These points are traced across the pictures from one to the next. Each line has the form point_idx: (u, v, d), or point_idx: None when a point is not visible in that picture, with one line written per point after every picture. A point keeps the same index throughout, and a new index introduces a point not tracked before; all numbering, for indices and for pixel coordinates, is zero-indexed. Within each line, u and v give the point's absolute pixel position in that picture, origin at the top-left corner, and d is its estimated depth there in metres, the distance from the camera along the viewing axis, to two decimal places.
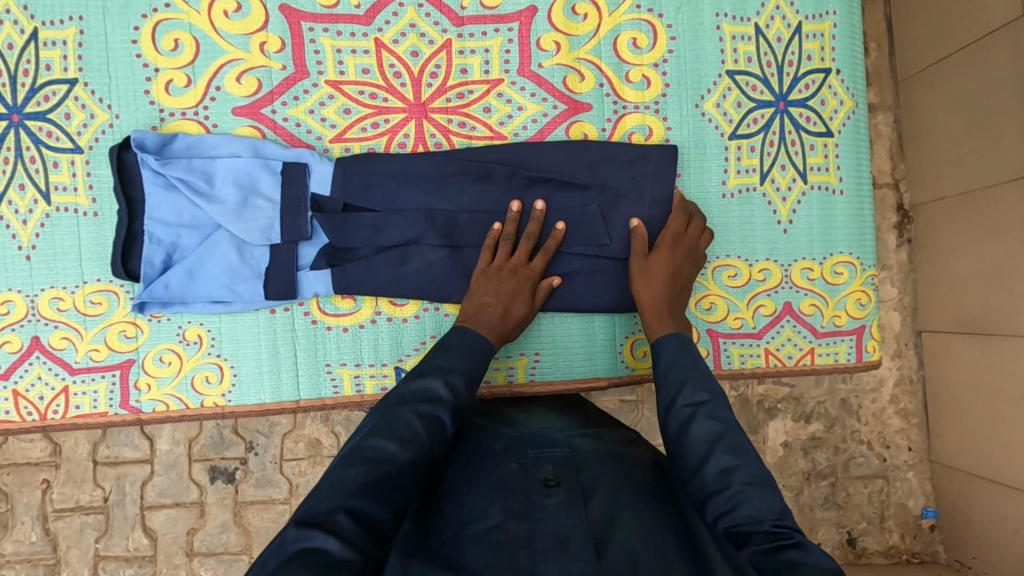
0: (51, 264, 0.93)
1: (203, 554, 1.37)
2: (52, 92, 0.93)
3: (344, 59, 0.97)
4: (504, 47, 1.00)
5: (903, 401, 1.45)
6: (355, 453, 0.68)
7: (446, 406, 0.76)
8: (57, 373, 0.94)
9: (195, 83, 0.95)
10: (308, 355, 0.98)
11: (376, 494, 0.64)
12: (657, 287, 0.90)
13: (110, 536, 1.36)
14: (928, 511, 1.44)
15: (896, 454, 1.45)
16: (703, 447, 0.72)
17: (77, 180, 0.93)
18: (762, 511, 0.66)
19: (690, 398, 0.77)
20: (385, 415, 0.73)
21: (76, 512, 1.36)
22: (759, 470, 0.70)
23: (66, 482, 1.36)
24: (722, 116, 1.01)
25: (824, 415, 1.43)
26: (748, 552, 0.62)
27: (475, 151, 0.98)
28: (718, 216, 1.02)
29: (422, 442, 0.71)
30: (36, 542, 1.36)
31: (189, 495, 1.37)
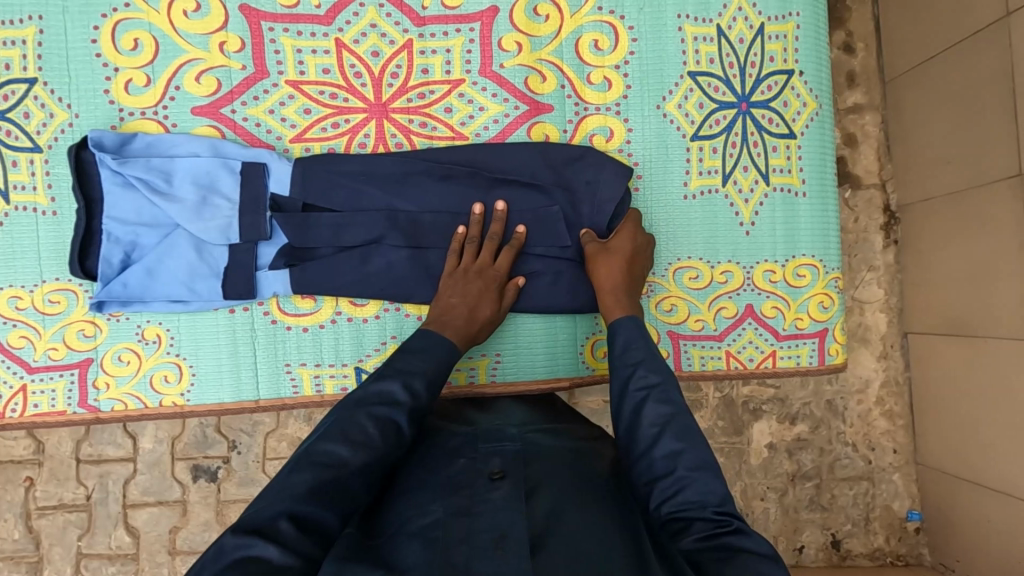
0: (10, 263, 0.93)
1: (186, 552, 1.37)
2: (11, 91, 0.93)
3: (304, 59, 0.97)
4: (466, 47, 0.99)
5: (888, 403, 1.44)
6: (305, 457, 0.67)
7: (406, 410, 0.75)
8: (14, 371, 0.94)
9: (154, 82, 0.95)
10: (268, 355, 0.98)
11: (325, 499, 0.64)
12: (615, 268, 0.90)
13: (92, 534, 1.37)
14: (914, 514, 1.43)
15: (881, 456, 1.44)
16: (652, 432, 0.72)
17: (36, 179, 0.94)
18: (705, 498, 0.67)
19: (643, 380, 0.76)
20: (341, 418, 0.72)
21: (58, 510, 1.36)
22: (706, 455, 0.70)
23: (49, 480, 1.36)
24: (684, 117, 1.01)
25: (809, 417, 1.43)
26: (688, 539, 0.64)
27: (437, 151, 0.98)
28: (680, 217, 1.01)
29: (378, 447, 0.71)
30: (18, 540, 1.36)
31: (172, 493, 1.37)
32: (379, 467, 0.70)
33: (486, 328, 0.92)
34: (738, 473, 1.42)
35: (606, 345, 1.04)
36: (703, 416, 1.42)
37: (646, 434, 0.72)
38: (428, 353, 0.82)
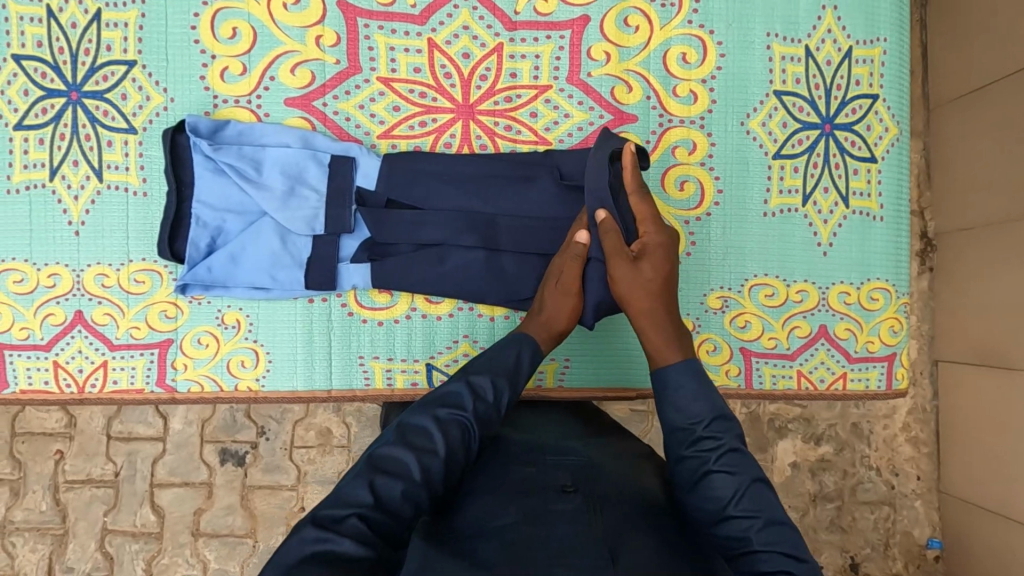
0: (99, 240, 0.94)
1: (208, 534, 1.39)
2: (110, 72, 0.94)
3: (396, 57, 0.98)
4: (555, 54, 1.00)
5: (914, 429, 1.44)
6: (373, 457, 0.68)
7: (473, 417, 0.74)
8: (97, 348, 0.95)
9: (250, 72, 0.96)
10: (343, 346, 0.99)
11: (394, 503, 0.65)
12: (647, 294, 0.83)
13: (118, 511, 1.38)
14: (933, 541, 1.43)
15: (904, 482, 1.44)
16: (719, 502, 0.68)
17: (129, 160, 0.95)
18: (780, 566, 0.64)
19: (705, 444, 0.70)
20: (408, 419, 0.72)
21: (86, 484, 1.38)
22: (779, 527, 0.66)
23: (78, 454, 1.39)
24: (767, 135, 1.02)
25: (834, 438, 1.44)
26: None
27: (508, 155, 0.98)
28: (757, 234, 1.03)
29: (447, 455, 0.70)
30: (45, 511, 1.38)
31: (199, 475, 1.40)
32: (448, 475, 0.70)
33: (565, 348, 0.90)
34: None
35: None
36: None
37: (709, 508, 0.68)
38: (498, 357, 0.81)
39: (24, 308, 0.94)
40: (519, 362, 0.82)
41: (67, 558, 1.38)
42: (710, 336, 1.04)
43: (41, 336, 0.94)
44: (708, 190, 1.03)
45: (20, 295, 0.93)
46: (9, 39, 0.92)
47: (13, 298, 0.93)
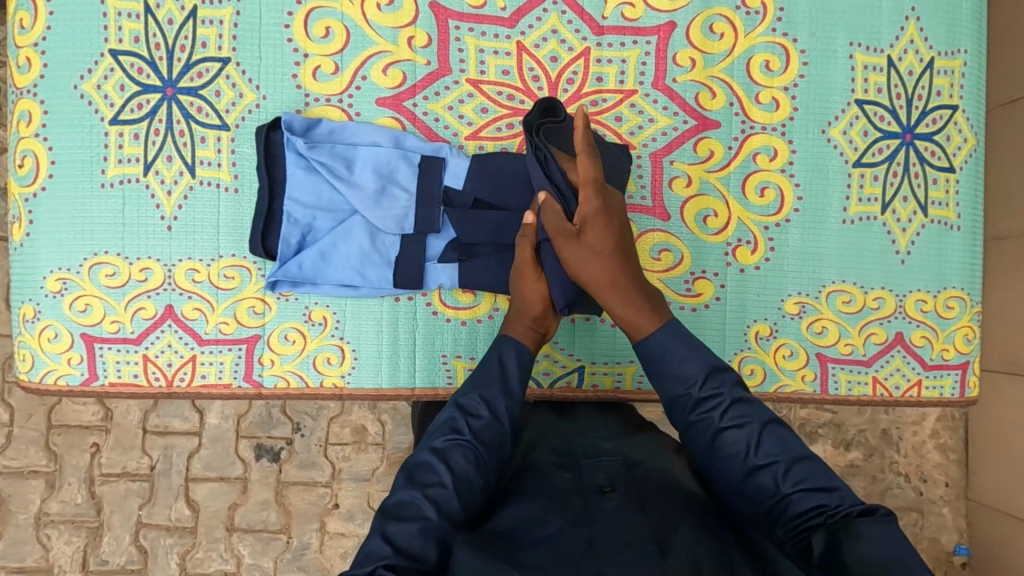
0: (191, 235, 0.95)
1: (243, 529, 1.45)
2: (205, 69, 0.95)
3: (486, 59, 0.99)
4: (641, 59, 1.01)
5: (943, 437, 1.51)
6: (387, 509, 0.66)
7: (474, 438, 0.72)
8: (186, 342, 0.96)
9: (342, 71, 0.97)
10: (426, 344, 1.00)
11: (415, 544, 0.62)
12: (605, 267, 0.79)
13: (153, 505, 1.45)
14: (961, 548, 1.49)
15: (932, 489, 1.49)
16: (738, 457, 0.67)
17: (222, 156, 0.95)
18: (814, 506, 0.62)
19: (707, 403, 0.70)
20: (410, 460, 0.70)
21: (122, 478, 1.45)
22: (801, 465, 0.65)
23: (113, 447, 1.45)
24: (848, 144, 1.04)
25: (863, 444, 1.49)
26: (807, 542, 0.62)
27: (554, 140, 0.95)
28: (836, 241, 1.04)
29: (456, 485, 0.68)
30: (80, 505, 1.45)
31: (234, 470, 1.46)
32: (468, 503, 0.68)
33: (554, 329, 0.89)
34: None
35: (753, 362, 1.05)
36: None
37: (730, 464, 0.67)
38: (486, 369, 0.79)
39: (115, 302, 0.94)
40: (504, 367, 0.79)
41: (102, 551, 1.44)
42: (787, 341, 1.05)
43: (131, 330, 0.95)
44: (787, 196, 1.04)
45: (111, 289, 0.94)
46: (106, 35, 0.93)
47: (105, 292, 0.94)
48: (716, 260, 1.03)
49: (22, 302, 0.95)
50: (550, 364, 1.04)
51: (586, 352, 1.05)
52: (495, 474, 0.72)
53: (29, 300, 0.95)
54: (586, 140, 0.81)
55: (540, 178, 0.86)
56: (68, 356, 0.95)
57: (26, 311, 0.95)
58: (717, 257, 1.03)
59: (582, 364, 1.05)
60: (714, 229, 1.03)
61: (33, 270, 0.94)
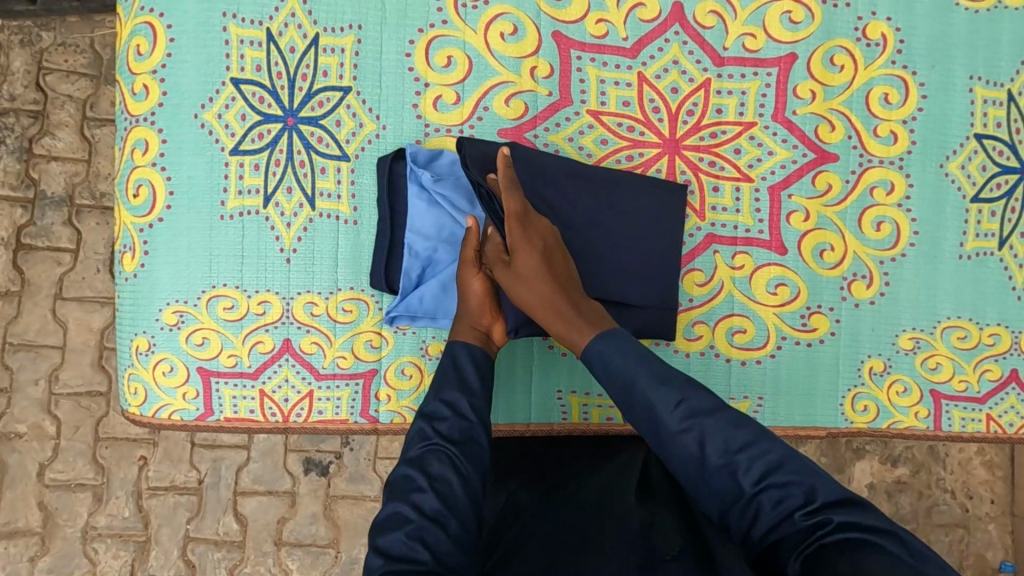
0: (310, 268, 0.93)
1: (291, 543, 1.53)
2: (325, 98, 0.93)
3: (606, 90, 0.97)
4: (761, 91, 1.00)
5: (989, 454, 1.62)
6: (378, 526, 0.72)
7: (441, 440, 0.78)
8: (303, 377, 0.94)
9: (463, 101, 0.95)
10: (542, 378, 1.01)
11: (404, 549, 0.68)
12: (534, 292, 0.83)
13: (201, 518, 1.53)
14: (1006, 565, 1.59)
15: (979, 505, 1.61)
16: (693, 458, 0.70)
17: (341, 187, 0.94)
18: (784, 503, 0.65)
19: (650, 406, 0.73)
20: (390, 477, 0.77)
21: (169, 491, 1.53)
22: (768, 460, 0.67)
23: (162, 460, 1.53)
24: (965, 178, 1.02)
25: (910, 460, 1.61)
26: (792, 552, 0.63)
27: (649, 186, 0.96)
28: (953, 276, 1.03)
29: (436, 487, 0.74)
30: (128, 518, 1.52)
31: (282, 484, 1.53)
32: (449, 500, 0.73)
33: (500, 333, 0.92)
34: None
35: (866, 398, 1.04)
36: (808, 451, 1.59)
37: (688, 458, 0.70)
38: (443, 375, 0.85)
39: (232, 336, 0.92)
40: (459, 369, 0.85)
41: (149, 565, 1.52)
42: (901, 378, 1.04)
43: (248, 364, 0.93)
44: (904, 232, 1.03)
45: (229, 322, 0.92)
46: (228, 62, 0.91)
47: (222, 325, 0.92)
48: (832, 294, 1.02)
49: (135, 334, 0.94)
50: None
51: None
52: (475, 468, 0.77)
53: (143, 332, 0.93)
54: (513, 177, 0.85)
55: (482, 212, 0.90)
56: (184, 391, 0.93)
57: (140, 344, 0.93)
58: (834, 292, 1.02)
59: None
60: (831, 264, 1.02)
61: (149, 302, 0.93)
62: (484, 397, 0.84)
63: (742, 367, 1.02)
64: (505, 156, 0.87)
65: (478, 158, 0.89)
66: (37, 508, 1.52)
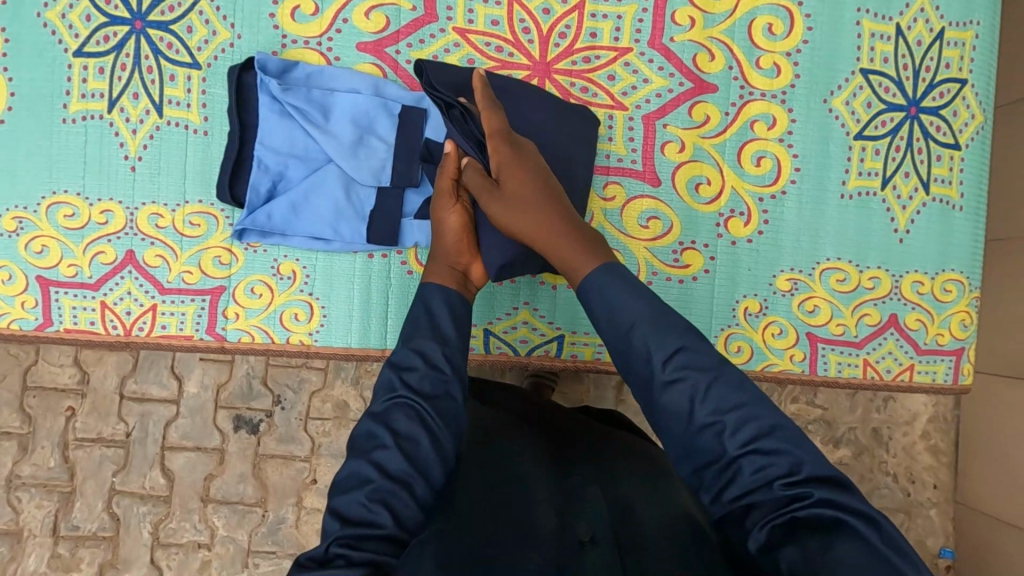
0: (155, 178, 0.90)
1: (217, 501, 1.32)
2: (177, 3, 0.90)
3: (474, 7, 0.94)
4: (638, 16, 0.96)
5: (934, 438, 1.37)
6: (337, 488, 0.64)
7: (410, 393, 0.69)
8: (147, 290, 0.91)
9: (322, 12, 0.92)
10: (400, 303, 0.96)
11: (361, 514, 0.60)
12: (528, 211, 0.76)
13: (127, 472, 1.32)
14: (946, 551, 1.36)
15: (920, 491, 1.37)
16: (687, 414, 0.61)
17: (191, 96, 0.91)
18: (766, 471, 0.57)
19: (647, 353, 0.64)
20: (353, 432, 0.69)
21: (96, 444, 1.31)
22: (764, 419, 0.59)
23: (90, 413, 1.32)
24: (850, 114, 0.99)
25: (853, 443, 1.36)
26: (756, 528, 0.55)
27: (512, 92, 0.90)
28: (834, 218, 1.00)
29: (401, 444, 0.65)
30: (52, 469, 1.31)
31: (211, 441, 1.32)
32: (416, 459, 0.65)
33: (478, 272, 0.86)
34: None
35: (740, 339, 1.00)
36: None
37: (674, 411, 0.61)
38: (414, 322, 0.75)
39: (73, 245, 0.90)
40: (434, 317, 0.76)
41: (73, 517, 1.31)
42: (777, 319, 1.00)
43: (89, 275, 0.90)
44: (786, 168, 0.99)
45: (70, 230, 0.90)
46: None
47: (62, 233, 0.89)
48: (707, 231, 0.99)
49: None
50: (528, 332, 0.99)
51: (566, 320, 0.99)
52: (448, 428, 0.68)
53: None
54: (487, 98, 0.84)
55: (458, 137, 0.87)
56: (22, 299, 0.90)
57: None
58: (709, 228, 0.99)
59: (562, 334, 0.99)
60: (707, 198, 0.99)
61: None
62: (462, 349, 0.75)
63: None
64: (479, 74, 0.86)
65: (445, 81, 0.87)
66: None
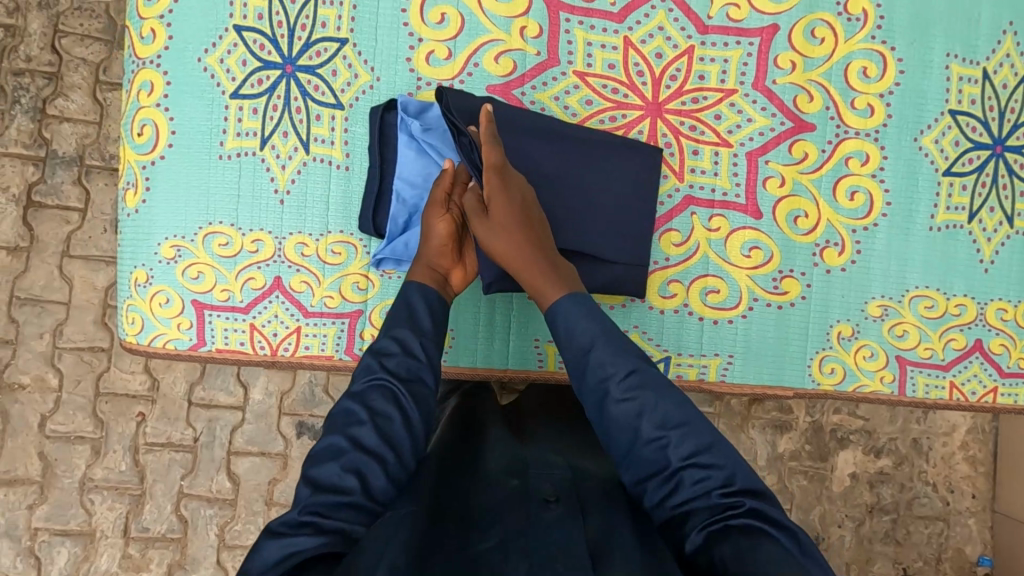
0: (301, 209, 0.98)
1: (282, 504, 1.51)
2: (323, 48, 0.97)
3: (593, 52, 1.01)
4: (743, 60, 1.04)
5: (972, 448, 1.59)
6: (311, 459, 0.72)
7: (388, 375, 0.78)
8: (292, 313, 0.98)
9: (455, 57, 0.99)
10: (519, 325, 1.06)
11: (333, 483, 0.69)
12: (509, 239, 0.85)
13: (195, 475, 1.50)
14: (984, 559, 1.58)
15: (959, 500, 1.58)
16: (631, 426, 0.73)
17: (335, 134, 0.98)
18: (703, 481, 0.70)
19: (602, 371, 0.75)
20: (333, 409, 0.77)
21: (166, 448, 1.50)
22: (702, 435, 0.71)
23: (160, 417, 1.50)
24: (939, 152, 1.06)
25: (894, 452, 1.58)
26: (695, 530, 0.67)
27: (621, 143, 0.99)
28: (922, 247, 1.07)
29: (375, 422, 0.74)
30: (124, 472, 1.49)
31: (275, 446, 1.51)
32: (389, 435, 0.74)
33: (458, 279, 0.94)
34: (819, 498, 1.57)
35: (834, 361, 1.07)
36: (791, 438, 1.57)
37: (624, 425, 0.73)
38: (394, 314, 0.84)
39: (226, 271, 0.97)
40: (412, 311, 0.85)
41: (143, 518, 1.49)
42: (868, 342, 1.07)
43: (240, 299, 0.98)
44: (877, 202, 1.06)
45: (224, 258, 0.97)
46: (231, 10, 0.96)
47: (217, 261, 0.97)
48: (803, 259, 1.06)
49: (134, 267, 0.98)
50: None
51: (674, 343, 1.06)
52: (419, 409, 0.78)
53: (142, 264, 0.98)
54: (493, 132, 0.88)
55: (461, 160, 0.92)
56: (178, 321, 0.98)
57: (138, 276, 0.98)
58: (805, 257, 1.06)
59: (669, 355, 1.06)
60: (805, 230, 1.06)
61: (148, 236, 0.97)
62: (435, 340, 0.84)
63: (714, 326, 1.06)
64: (488, 111, 0.89)
65: (460, 108, 0.92)
66: (36, 459, 1.49)
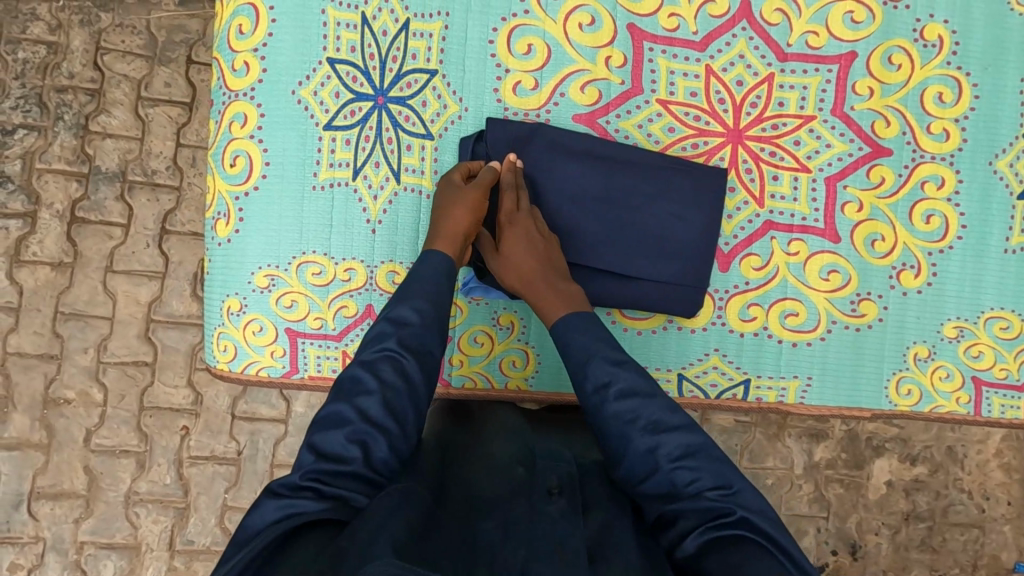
0: (393, 238, 0.99)
1: None
2: (413, 79, 0.99)
3: (675, 80, 1.03)
4: (822, 86, 1.05)
5: (1007, 455, 1.60)
6: (318, 423, 0.73)
7: (398, 347, 0.79)
8: None
9: (541, 87, 1.01)
10: None
11: (337, 452, 0.70)
12: (522, 260, 0.91)
13: (238, 488, 1.51)
14: (1021, 566, 1.59)
15: (994, 507, 1.60)
16: (624, 431, 0.76)
17: (425, 164, 0.99)
18: (693, 485, 0.71)
19: (599, 378, 0.79)
20: (340, 375, 0.77)
21: (209, 461, 1.51)
22: (691, 438, 0.74)
23: (203, 430, 1.51)
24: (1013, 176, 1.08)
25: (929, 459, 1.59)
26: (688, 535, 0.68)
27: (702, 169, 1.01)
28: (996, 269, 1.08)
29: (383, 393, 0.75)
30: (168, 485, 1.50)
31: None
32: (394, 407, 0.75)
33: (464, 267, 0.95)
34: (854, 505, 1.58)
35: (910, 382, 1.09)
36: (827, 446, 1.59)
37: (618, 430, 0.76)
38: (407, 292, 0.85)
39: (319, 299, 0.99)
40: (425, 290, 0.85)
41: (187, 531, 1.50)
42: (943, 363, 1.09)
43: (333, 327, 0.99)
44: (952, 225, 1.08)
45: (316, 286, 0.98)
46: (325, 43, 0.97)
47: (310, 289, 0.98)
48: (880, 282, 1.07)
49: (227, 296, 0.99)
50: (717, 376, 1.07)
51: (753, 366, 1.07)
52: (423, 381, 0.79)
53: (235, 293, 0.99)
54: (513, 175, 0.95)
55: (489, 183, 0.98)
56: (271, 349, 0.99)
57: (231, 304, 0.99)
58: (882, 280, 1.07)
59: (748, 378, 1.08)
60: (881, 253, 1.07)
61: (240, 265, 0.99)
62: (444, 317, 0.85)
63: (792, 348, 1.08)
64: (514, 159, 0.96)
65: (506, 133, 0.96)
66: (82, 473, 1.49)
